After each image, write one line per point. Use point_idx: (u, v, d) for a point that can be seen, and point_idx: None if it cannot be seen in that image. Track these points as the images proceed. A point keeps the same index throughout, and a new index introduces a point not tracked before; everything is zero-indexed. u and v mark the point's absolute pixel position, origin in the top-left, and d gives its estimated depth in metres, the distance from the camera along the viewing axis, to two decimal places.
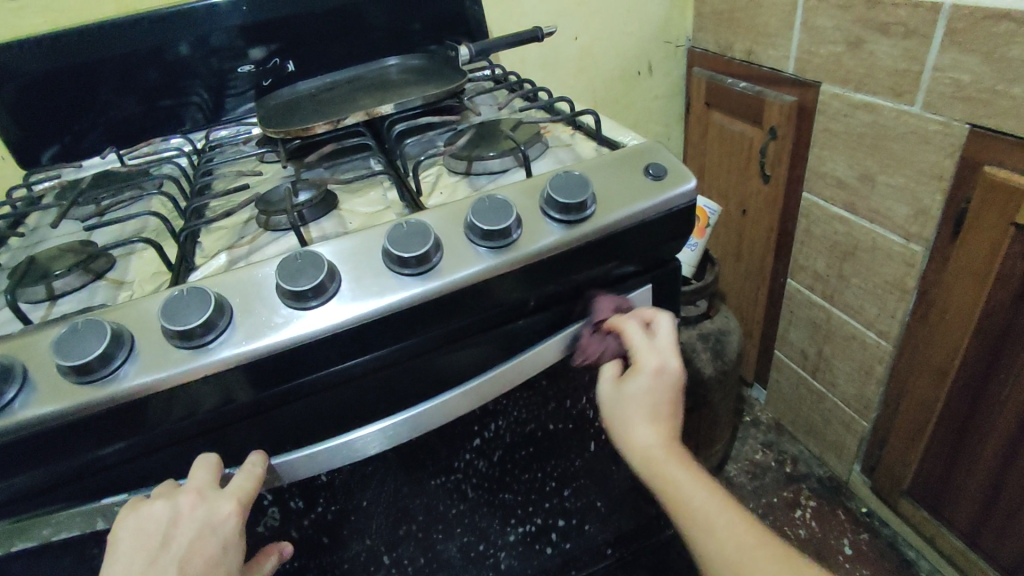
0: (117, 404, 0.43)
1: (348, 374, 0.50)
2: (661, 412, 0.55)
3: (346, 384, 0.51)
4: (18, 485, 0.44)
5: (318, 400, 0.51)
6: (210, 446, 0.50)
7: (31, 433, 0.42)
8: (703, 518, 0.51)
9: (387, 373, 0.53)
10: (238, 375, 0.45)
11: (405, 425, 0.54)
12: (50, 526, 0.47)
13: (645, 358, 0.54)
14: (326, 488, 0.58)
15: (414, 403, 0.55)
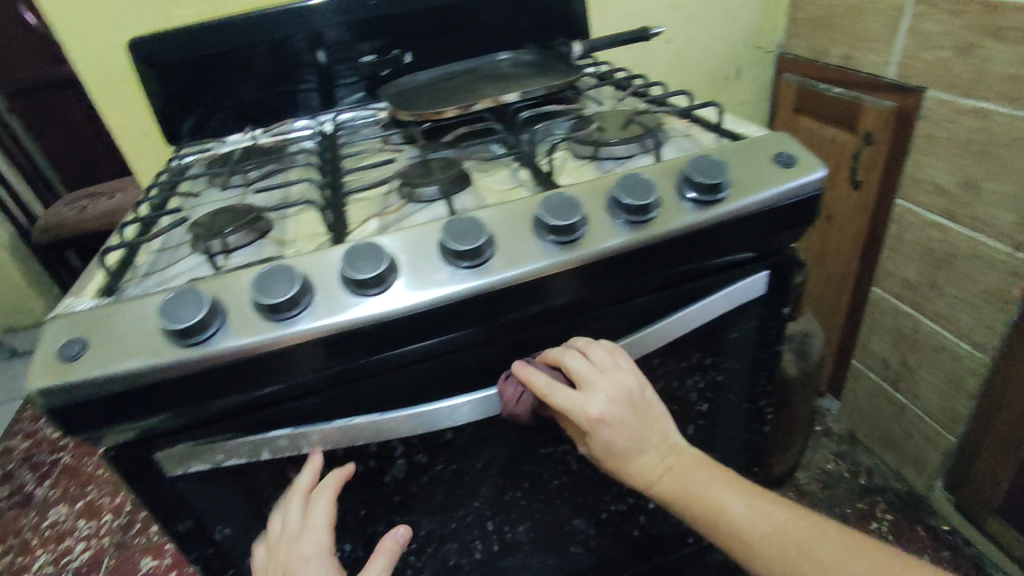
0: (299, 346, 0.48)
1: (487, 334, 0.55)
2: (637, 444, 0.57)
3: (482, 343, 0.56)
4: (204, 411, 0.50)
5: (456, 358, 0.56)
6: (360, 392, 0.54)
7: (227, 366, 0.47)
8: (769, 519, 0.55)
9: (518, 338, 0.57)
10: (400, 325, 0.50)
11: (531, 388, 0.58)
12: (222, 452, 0.52)
13: (593, 406, 0.54)
14: (448, 446, 0.61)
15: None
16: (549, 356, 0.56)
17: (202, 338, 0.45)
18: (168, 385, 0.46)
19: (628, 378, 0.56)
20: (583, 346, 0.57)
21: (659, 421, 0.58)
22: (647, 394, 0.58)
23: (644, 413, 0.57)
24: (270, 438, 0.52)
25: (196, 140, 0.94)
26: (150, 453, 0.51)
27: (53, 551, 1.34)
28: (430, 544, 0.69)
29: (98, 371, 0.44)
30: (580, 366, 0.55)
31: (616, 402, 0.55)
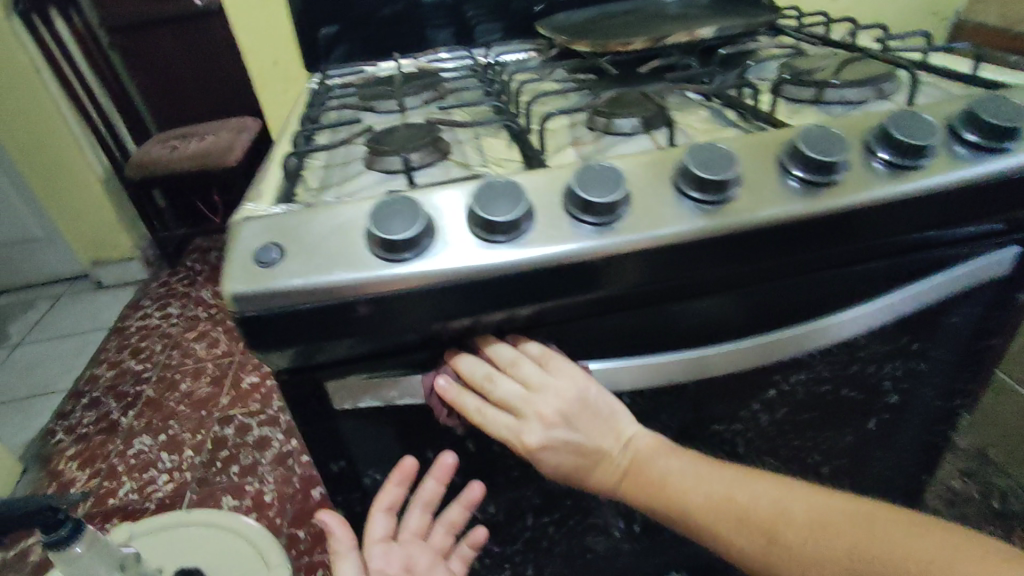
0: (512, 277, 0.42)
1: (700, 289, 0.48)
2: (591, 460, 0.47)
3: (687, 299, 0.49)
4: (395, 339, 0.45)
5: (658, 312, 0.49)
6: (557, 338, 0.49)
7: (431, 291, 0.41)
8: (734, 506, 0.46)
9: (727, 296, 0.50)
10: (625, 264, 0.43)
11: (732, 354, 0.51)
12: (398, 389, 0.47)
13: (529, 432, 0.46)
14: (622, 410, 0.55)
15: (736, 335, 0.53)
16: (469, 371, 0.47)
17: (417, 255, 0.41)
18: (366, 307, 0.41)
19: (564, 394, 0.46)
20: (504, 347, 0.47)
21: (609, 418, 0.48)
22: (596, 395, 0.48)
23: (594, 418, 0.47)
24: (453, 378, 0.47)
25: (334, 67, 0.89)
26: (322, 381, 0.47)
27: (138, 481, 1.35)
28: (573, 517, 0.64)
29: (300, 281, 0.40)
30: (512, 383, 0.46)
31: (564, 422, 0.46)
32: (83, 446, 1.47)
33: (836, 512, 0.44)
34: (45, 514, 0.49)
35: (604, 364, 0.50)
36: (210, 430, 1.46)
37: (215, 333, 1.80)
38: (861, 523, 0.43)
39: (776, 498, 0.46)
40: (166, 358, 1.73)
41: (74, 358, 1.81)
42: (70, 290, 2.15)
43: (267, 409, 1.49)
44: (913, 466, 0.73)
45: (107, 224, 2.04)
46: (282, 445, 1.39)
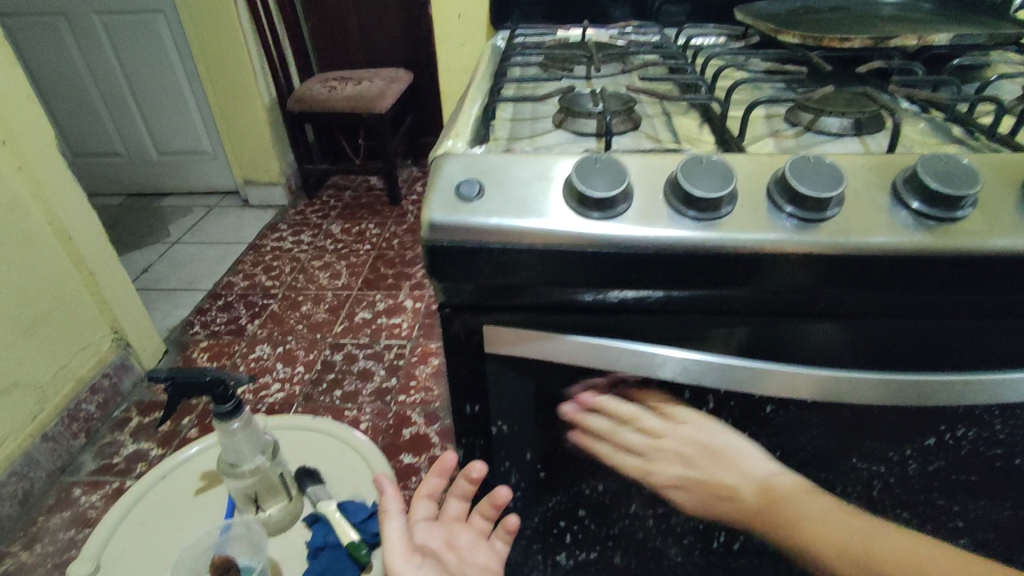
0: (693, 257, 0.41)
1: (868, 308, 0.45)
2: (720, 496, 0.55)
3: (841, 316, 0.46)
4: (562, 296, 0.46)
5: (806, 326, 0.46)
6: (716, 330, 0.47)
7: (614, 254, 0.41)
8: (865, 555, 0.51)
9: (888, 323, 0.46)
10: (821, 268, 0.40)
11: (888, 387, 0.47)
12: (552, 345, 0.48)
13: (654, 471, 0.56)
14: (761, 422, 0.54)
15: (897, 367, 0.48)
16: (595, 423, 0.55)
17: (611, 216, 0.41)
18: (548, 258, 0.42)
19: (683, 440, 0.54)
20: (621, 402, 0.53)
21: (731, 457, 0.55)
22: (715, 438, 0.54)
23: (715, 459, 0.55)
24: (607, 347, 0.47)
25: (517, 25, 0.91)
26: (480, 322, 0.49)
27: (254, 383, 1.48)
28: (679, 517, 0.62)
29: (495, 221, 0.41)
30: (638, 434, 0.54)
31: (686, 462, 0.55)
32: (214, 342, 1.64)
33: None
34: (220, 386, 0.55)
35: (758, 366, 0.48)
36: (321, 352, 1.57)
37: (338, 266, 1.93)
38: None
39: None
40: (292, 280, 1.88)
41: (218, 263, 2.00)
42: (221, 203, 2.38)
43: (374, 345, 1.58)
44: None
45: (263, 149, 2.23)
46: (382, 380, 1.47)
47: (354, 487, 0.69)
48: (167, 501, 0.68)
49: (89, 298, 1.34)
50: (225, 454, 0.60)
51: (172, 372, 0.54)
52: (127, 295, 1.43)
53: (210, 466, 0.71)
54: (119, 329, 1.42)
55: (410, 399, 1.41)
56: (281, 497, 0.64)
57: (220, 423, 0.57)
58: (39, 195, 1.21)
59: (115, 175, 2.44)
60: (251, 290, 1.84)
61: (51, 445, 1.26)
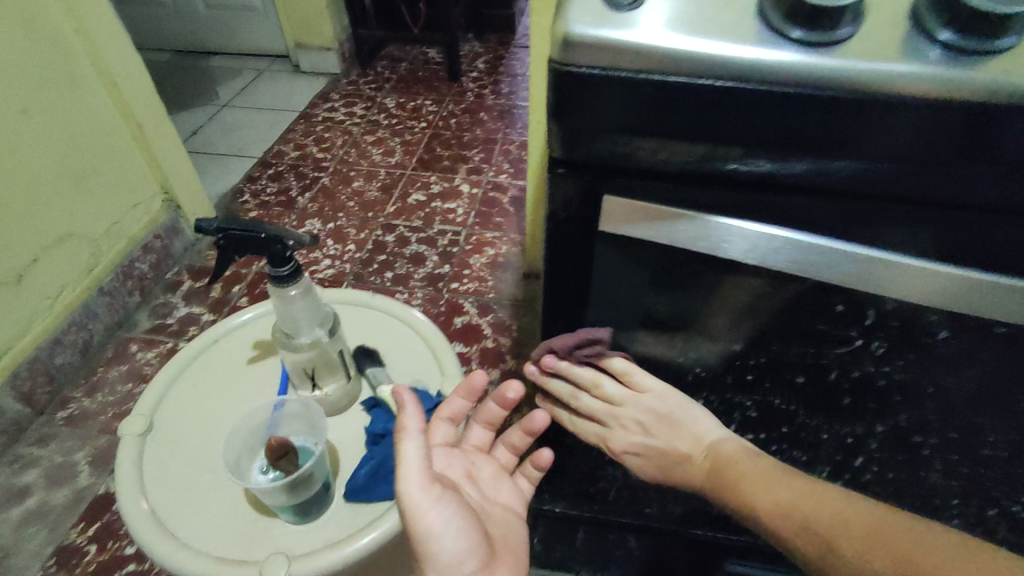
0: (941, 113, 0.30)
1: (997, 201, 0.34)
2: (674, 461, 0.57)
3: (949, 210, 0.36)
4: (715, 163, 0.35)
5: (886, 221, 0.37)
6: (906, 220, 0.37)
7: (831, 103, 0.31)
8: (797, 510, 0.47)
9: (1012, 223, 0.35)
10: None
11: (993, 293, 0.37)
12: (699, 229, 0.39)
13: (616, 438, 0.59)
14: (924, 348, 0.43)
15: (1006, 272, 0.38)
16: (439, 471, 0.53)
17: (830, 38, 0.30)
18: (732, 99, 0.32)
19: (643, 409, 0.56)
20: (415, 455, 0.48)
21: (688, 425, 0.55)
22: (672, 409, 0.55)
23: (672, 430, 0.56)
24: (772, 237, 0.38)
25: None
26: (603, 190, 0.39)
27: (304, 258, 1.44)
28: (780, 445, 0.56)
29: (660, 38, 0.31)
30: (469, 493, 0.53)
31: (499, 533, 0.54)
32: (264, 212, 1.59)
33: (774, 480, 0.50)
34: (275, 245, 0.48)
35: (948, 270, 0.37)
36: (373, 232, 1.50)
37: (392, 142, 1.81)
38: (813, 498, 0.47)
39: (815, 507, 0.47)
40: (344, 154, 1.78)
41: (268, 130, 1.91)
42: (272, 67, 2.24)
43: (427, 229, 1.50)
44: None
45: (316, 9, 2.05)
46: (435, 266, 1.40)
47: (416, 372, 0.63)
48: (220, 368, 0.63)
49: (137, 153, 1.27)
50: (281, 323, 0.53)
51: (224, 223, 0.48)
52: (176, 154, 1.36)
53: (263, 336, 0.66)
54: (169, 189, 1.36)
55: (463, 288, 1.35)
56: (338, 376, 0.58)
57: (275, 287, 0.50)
58: (83, 34, 1.11)
59: (161, 27, 2.31)
60: (302, 162, 1.76)
61: (107, 299, 1.26)
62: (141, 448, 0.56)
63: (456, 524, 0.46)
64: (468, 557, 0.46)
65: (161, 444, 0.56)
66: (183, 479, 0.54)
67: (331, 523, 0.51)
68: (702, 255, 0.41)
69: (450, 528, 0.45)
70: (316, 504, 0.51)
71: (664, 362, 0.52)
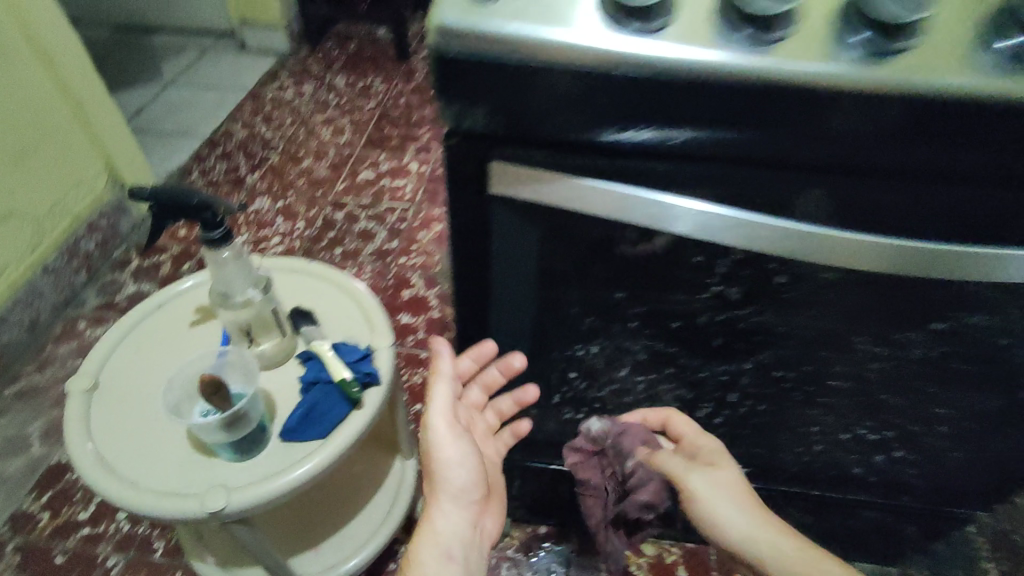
0: (857, 97, 0.36)
1: (892, 172, 0.40)
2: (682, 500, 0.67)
3: (853, 179, 0.41)
4: (577, 134, 0.42)
5: (802, 191, 0.43)
6: (740, 183, 0.43)
7: (768, 91, 0.36)
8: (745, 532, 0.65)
9: (912, 188, 0.41)
10: (873, 105, 0.36)
11: (900, 256, 0.44)
12: (655, 210, 0.44)
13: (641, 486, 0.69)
14: (771, 294, 0.52)
15: (903, 233, 0.44)
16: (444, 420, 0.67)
17: (644, 30, 0.37)
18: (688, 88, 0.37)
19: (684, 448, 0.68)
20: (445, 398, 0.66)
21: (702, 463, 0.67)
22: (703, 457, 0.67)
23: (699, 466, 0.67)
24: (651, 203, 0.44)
25: None
26: (489, 156, 0.45)
27: (254, 235, 1.47)
28: (669, 385, 0.64)
29: (513, 27, 0.36)
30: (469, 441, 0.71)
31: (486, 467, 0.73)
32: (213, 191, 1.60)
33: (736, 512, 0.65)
34: (206, 211, 0.54)
35: (800, 225, 0.44)
36: (322, 209, 1.54)
37: (341, 121, 1.83)
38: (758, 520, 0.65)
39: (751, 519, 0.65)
40: (293, 133, 1.79)
41: (214, 109, 1.90)
42: (217, 43, 2.21)
43: (376, 206, 1.54)
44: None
45: None
46: (384, 241, 1.45)
47: (348, 330, 0.68)
48: (163, 331, 0.68)
49: (78, 130, 1.27)
50: (218, 283, 0.59)
51: (153, 190, 0.54)
52: (119, 132, 1.35)
53: (203, 301, 0.70)
54: (113, 168, 1.36)
55: (410, 262, 1.40)
56: (274, 334, 0.63)
57: (210, 248, 0.56)
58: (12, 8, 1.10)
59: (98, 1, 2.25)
60: (250, 141, 1.76)
61: (52, 278, 1.26)
62: (88, 404, 0.60)
63: (469, 462, 0.66)
64: (474, 490, 0.67)
65: (106, 400, 0.61)
66: (128, 429, 0.59)
67: (267, 460, 0.57)
68: (579, 216, 0.47)
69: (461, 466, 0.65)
70: (253, 442, 0.57)
71: (561, 317, 0.58)
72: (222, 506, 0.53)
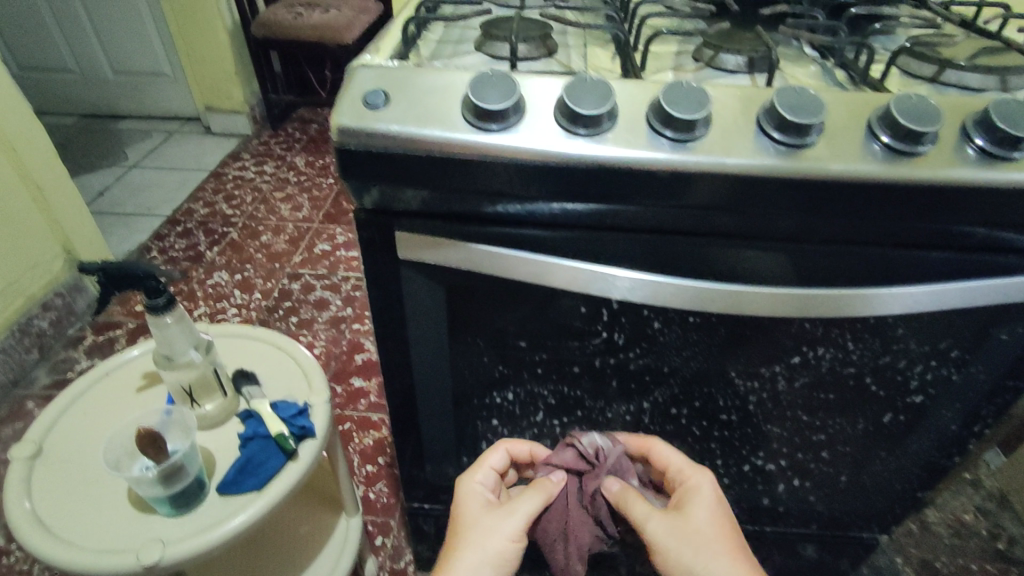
0: (764, 183, 0.45)
1: (797, 234, 0.50)
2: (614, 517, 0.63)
3: (769, 242, 0.51)
4: (462, 206, 0.50)
5: (710, 249, 0.52)
6: (602, 242, 0.52)
7: (693, 180, 0.46)
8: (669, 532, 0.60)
9: (815, 247, 0.51)
10: (686, 179, 0.46)
11: (784, 303, 0.53)
12: (548, 269, 0.53)
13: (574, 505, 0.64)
14: (650, 336, 0.60)
15: (814, 282, 0.53)
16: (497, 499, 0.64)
17: (501, 127, 0.45)
18: (629, 179, 0.46)
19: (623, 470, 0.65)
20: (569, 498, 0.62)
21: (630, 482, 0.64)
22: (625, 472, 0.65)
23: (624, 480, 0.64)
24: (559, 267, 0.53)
25: None
26: (394, 228, 0.53)
27: (210, 308, 1.51)
28: (581, 426, 0.71)
29: (397, 127, 0.45)
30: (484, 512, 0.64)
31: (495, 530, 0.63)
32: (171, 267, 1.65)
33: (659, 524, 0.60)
34: (150, 281, 0.60)
35: (679, 280, 0.53)
36: (279, 281, 1.60)
37: (300, 198, 1.93)
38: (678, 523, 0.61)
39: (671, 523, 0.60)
40: (253, 210, 1.87)
41: (177, 189, 1.98)
42: (182, 129, 2.33)
43: (331, 276, 1.61)
44: (911, 486, 0.73)
45: (226, 75, 2.17)
46: (338, 309, 1.51)
47: (286, 390, 0.73)
48: (109, 397, 0.72)
49: (37, 214, 1.33)
50: (160, 348, 0.64)
51: (102, 264, 0.60)
52: (79, 214, 1.42)
53: (150, 367, 0.75)
54: (71, 248, 1.41)
55: (363, 328, 1.46)
56: (215, 395, 0.69)
57: (152, 315, 0.61)
58: None
59: (67, 92, 2.36)
60: (211, 219, 1.84)
61: (2, 357, 1.28)
62: (30, 468, 0.64)
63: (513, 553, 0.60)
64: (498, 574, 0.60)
65: (49, 464, 0.64)
66: (69, 491, 0.62)
67: (203, 514, 0.61)
68: (476, 274, 0.55)
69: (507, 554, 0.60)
70: (191, 496, 0.61)
71: (477, 368, 0.65)
72: (156, 560, 0.56)
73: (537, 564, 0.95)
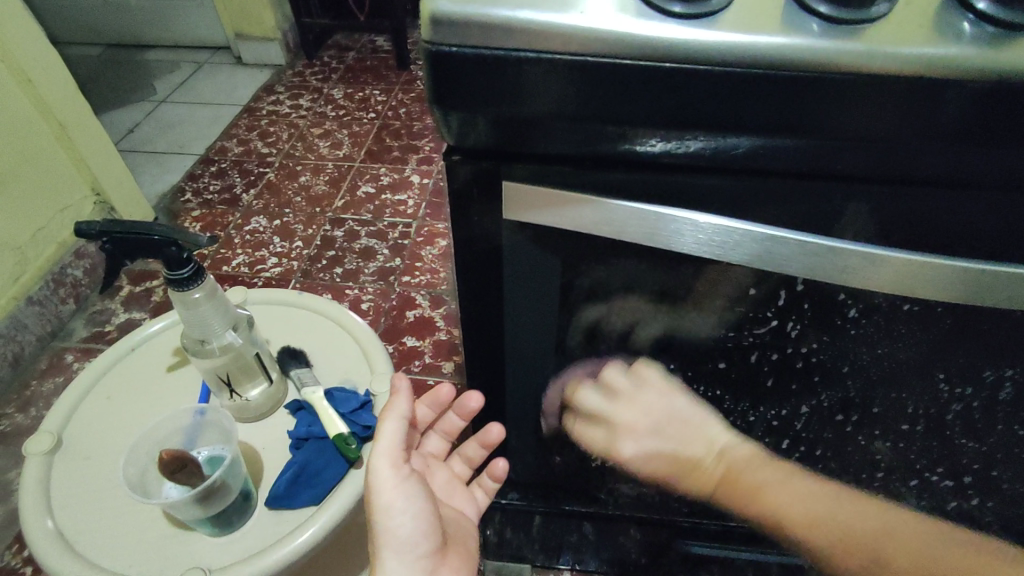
0: (929, 89, 0.28)
1: (950, 176, 0.32)
2: (685, 466, 0.53)
3: (903, 184, 0.34)
4: (599, 145, 0.34)
5: (850, 200, 0.35)
6: (777, 194, 0.35)
7: (812, 83, 0.28)
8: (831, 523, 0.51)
9: (966, 194, 0.34)
10: (989, 100, 0.28)
11: (964, 281, 0.36)
12: (699, 231, 0.36)
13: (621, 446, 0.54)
14: (836, 327, 0.43)
15: (959, 252, 0.36)
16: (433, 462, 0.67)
17: (704, 13, 0.29)
18: (712, 88, 0.29)
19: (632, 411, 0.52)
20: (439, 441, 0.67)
21: (696, 425, 0.53)
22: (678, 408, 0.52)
23: (681, 426, 0.53)
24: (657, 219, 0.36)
25: None
26: (501, 177, 0.38)
27: (249, 257, 1.39)
28: None
29: (529, 15, 0.29)
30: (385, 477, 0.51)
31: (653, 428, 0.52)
32: (207, 211, 1.53)
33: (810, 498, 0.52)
34: (170, 247, 0.47)
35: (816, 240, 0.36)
36: (321, 227, 1.46)
37: (340, 134, 1.77)
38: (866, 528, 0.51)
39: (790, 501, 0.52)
40: (290, 148, 1.73)
41: (209, 125, 1.84)
42: (212, 59, 2.16)
43: (377, 222, 1.47)
44: None
45: None
46: (386, 260, 1.37)
47: (343, 372, 0.60)
48: (137, 377, 0.61)
49: (61, 152, 1.20)
50: (190, 330, 0.51)
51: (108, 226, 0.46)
52: (106, 152, 1.29)
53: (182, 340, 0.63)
54: (100, 190, 1.29)
55: (414, 281, 1.32)
56: (259, 379, 0.56)
57: (177, 292, 0.48)
58: None
59: (90, 19, 2.20)
60: (246, 158, 1.70)
61: (37, 309, 1.20)
62: (50, 465, 0.54)
63: (415, 504, 0.50)
64: (423, 536, 0.50)
65: (72, 459, 0.55)
66: (94, 497, 0.52)
67: (253, 532, 0.51)
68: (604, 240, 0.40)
69: (406, 515, 0.50)
70: (238, 512, 0.50)
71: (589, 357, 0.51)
72: None
73: (625, 559, 0.84)
